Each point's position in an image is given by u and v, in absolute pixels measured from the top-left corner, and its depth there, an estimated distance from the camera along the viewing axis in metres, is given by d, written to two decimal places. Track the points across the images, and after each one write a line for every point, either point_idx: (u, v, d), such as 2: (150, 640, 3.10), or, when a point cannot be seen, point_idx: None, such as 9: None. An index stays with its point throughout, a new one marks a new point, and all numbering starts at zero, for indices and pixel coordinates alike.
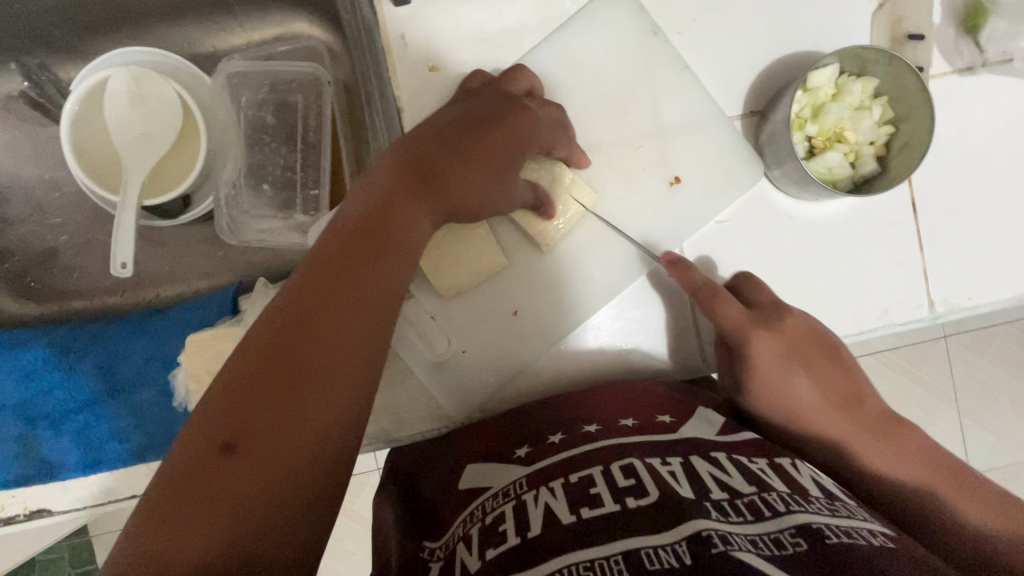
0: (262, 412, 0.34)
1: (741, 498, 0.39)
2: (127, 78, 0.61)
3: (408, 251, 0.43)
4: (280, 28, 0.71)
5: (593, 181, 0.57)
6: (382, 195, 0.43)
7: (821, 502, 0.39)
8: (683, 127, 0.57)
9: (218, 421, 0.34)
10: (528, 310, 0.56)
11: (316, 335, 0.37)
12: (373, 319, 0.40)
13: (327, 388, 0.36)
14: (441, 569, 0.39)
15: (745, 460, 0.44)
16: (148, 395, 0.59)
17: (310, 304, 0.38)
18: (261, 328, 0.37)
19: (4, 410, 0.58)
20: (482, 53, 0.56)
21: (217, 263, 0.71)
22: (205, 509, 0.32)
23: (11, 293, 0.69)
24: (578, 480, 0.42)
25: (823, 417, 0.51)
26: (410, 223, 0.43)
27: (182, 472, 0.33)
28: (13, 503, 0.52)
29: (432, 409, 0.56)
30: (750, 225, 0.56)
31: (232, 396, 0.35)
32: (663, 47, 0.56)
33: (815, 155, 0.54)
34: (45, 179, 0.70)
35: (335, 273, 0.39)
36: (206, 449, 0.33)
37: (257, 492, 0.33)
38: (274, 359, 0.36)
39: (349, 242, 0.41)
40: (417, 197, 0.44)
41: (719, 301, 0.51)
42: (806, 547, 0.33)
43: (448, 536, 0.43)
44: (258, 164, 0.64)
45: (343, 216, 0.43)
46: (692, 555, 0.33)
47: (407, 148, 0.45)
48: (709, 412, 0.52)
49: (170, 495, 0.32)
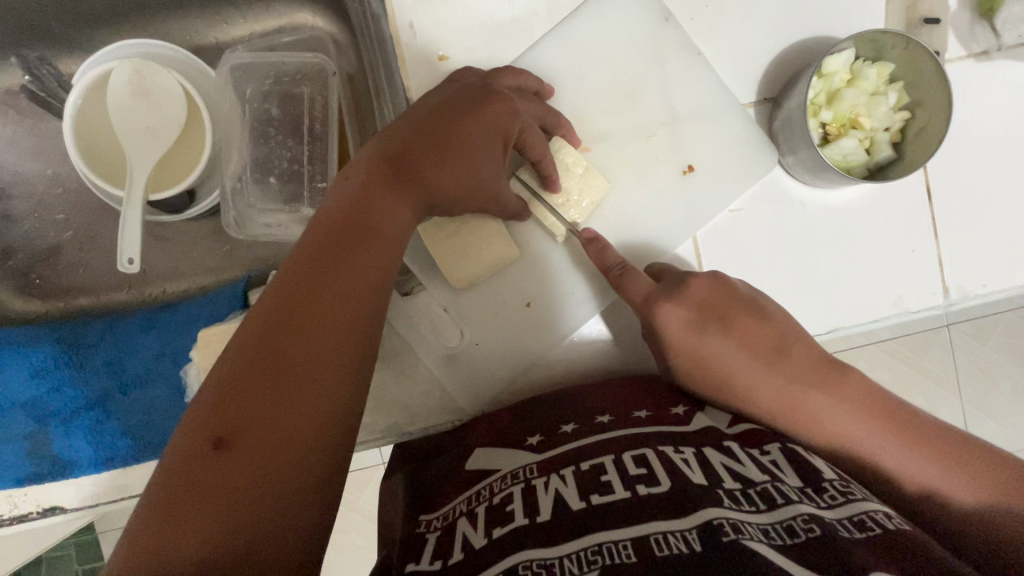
0: (250, 401, 0.34)
1: (754, 488, 0.39)
2: (130, 71, 0.59)
3: (389, 244, 0.44)
4: (283, 19, 0.70)
5: (606, 170, 0.56)
6: (360, 189, 0.44)
7: (834, 488, 0.40)
8: (695, 114, 0.56)
9: (209, 416, 0.34)
10: (542, 301, 0.56)
11: (300, 324, 0.38)
12: (357, 308, 0.40)
13: (315, 375, 0.37)
14: (441, 539, 0.40)
15: (758, 452, 0.45)
16: (158, 391, 0.59)
17: (293, 296, 0.39)
18: (249, 326, 0.38)
19: (15, 406, 0.57)
20: (491, 41, 0.55)
21: (223, 258, 0.70)
22: (203, 503, 0.31)
23: (16, 290, 0.68)
24: (590, 467, 0.42)
25: (731, 357, 0.53)
26: (389, 214, 0.44)
27: (177, 467, 0.32)
28: (25, 501, 0.53)
29: (444, 403, 0.55)
30: (764, 212, 0.55)
31: (222, 391, 0.35)
32: (675, 34, 0.56)
33: (830, 141, 0.53)
34: (48, 174, 0.69)
35: (318, 264, 0.40)
36: (200, 442, 0.33)
37: (252, 481, 0.33)
38: (259, 352, 0.36)
39: (330, 238, 0.42)
40: (395, 188, 0.45)
41: (628, 277, 0.52)
42: (818, 533, 0.33)
43: (446, 509, 0.44)
44: (263, 157, 0.63)
45: (323, 213, 0.44)
46: (702, 541, 0.33)
47: (379, 149, 0.46)
48: (716, 412, 0.52)
49: (163, 493, 0.32)
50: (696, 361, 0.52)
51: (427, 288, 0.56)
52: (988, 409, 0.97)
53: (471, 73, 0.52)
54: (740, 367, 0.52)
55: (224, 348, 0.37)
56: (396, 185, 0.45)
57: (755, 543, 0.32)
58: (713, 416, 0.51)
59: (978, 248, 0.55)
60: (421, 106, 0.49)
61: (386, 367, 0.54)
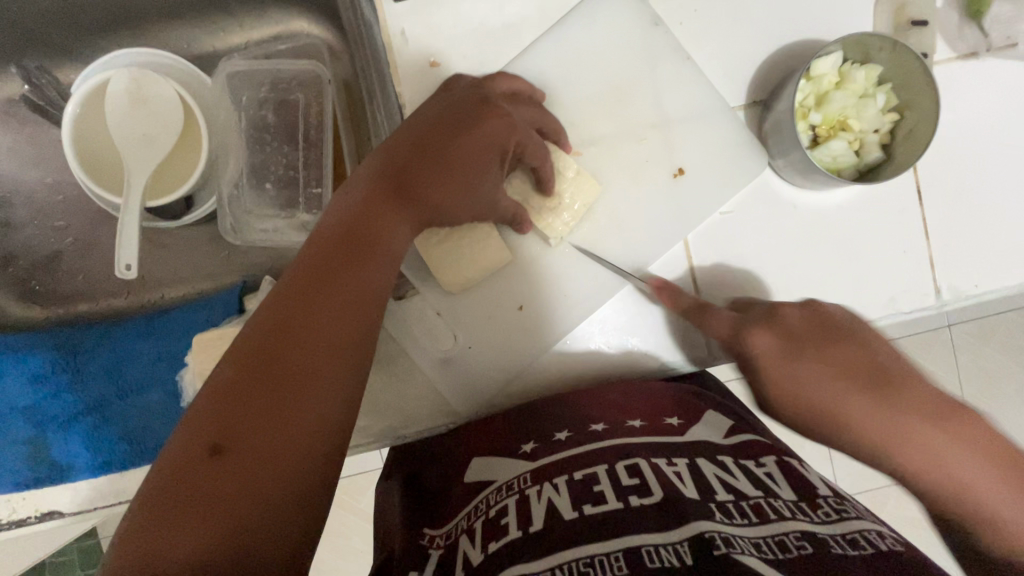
0: (245, 413, 0.35)
1: (747, 501, 0.39)
2: (127, 79, 0.61)
3: (388, 256, 0.45)
4: (279, 27, 0.70)
5: (598, 172, 0.56)
6: (360, 204, 0.45)
7: (828, 506, 0.39)
8: (686, 118, 0.56)
9: (203, 426, 0.34)
10: (534, 304, 0.56)
11: (297, 337, 0.38)
12: (354, 323, 0.41)
13: (312, 387, 0.37)
14: (442, 559, 0.40)
15: (752, 464, 0.44)
16: (157, 395, 0.59)
17: (291, 310, 0.39)
18: (246, 338, 0.38)
19: (15, 411, 0.58)
20: (482, 47, 0.56)
21: (221, 264, 0.71)
22: (194, 511, 0.32)
23: (16, 297, 0.69)
24: (583, 478, 0.43)
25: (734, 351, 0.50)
26: (389, 229, 0.45)
27: (170, 476, 0.33)
28: (24, 505, 0.52)
29: (439, 406, 0.56)
30: (754, 215, 0.56)
31: (217, 402, 0.35)
32: (665, 38, 0.56)
33: (819, 144, 0.54)
34: (48, 182, 0.70)
35: (317, 279, 0.41)
36: (193, 452, 0.34)
37: (242, 492, 0.33)
38: (259, 362, 0.37)
39: (330, 248, 0.43)
40: (395, 203, 0.46)
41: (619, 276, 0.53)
42: (810, 550, 0.33)
43: (450, 527, 0.44)
44: (260, 163, 0.64)
45: (323, 227, 0.44)
46: (692, 555, 0.33)
47: (381, 160, 0.47)
48: (718, 417, 0.52)
49: (156, 499, 0.32)
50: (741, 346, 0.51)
51: (421, 292, 0.56)
52: (987, 409, 0.96)
53: (461, 78, 0.52)
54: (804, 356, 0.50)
55: (220, 359, 0.38)
56: (397, 198, 0.46)
57: (746, 557, 0.32)
58: (713, 423, 0.50)
59: (968, 248, 0.55)
60: (420, 118, 0.49)
61: (379, 372, 0.55)
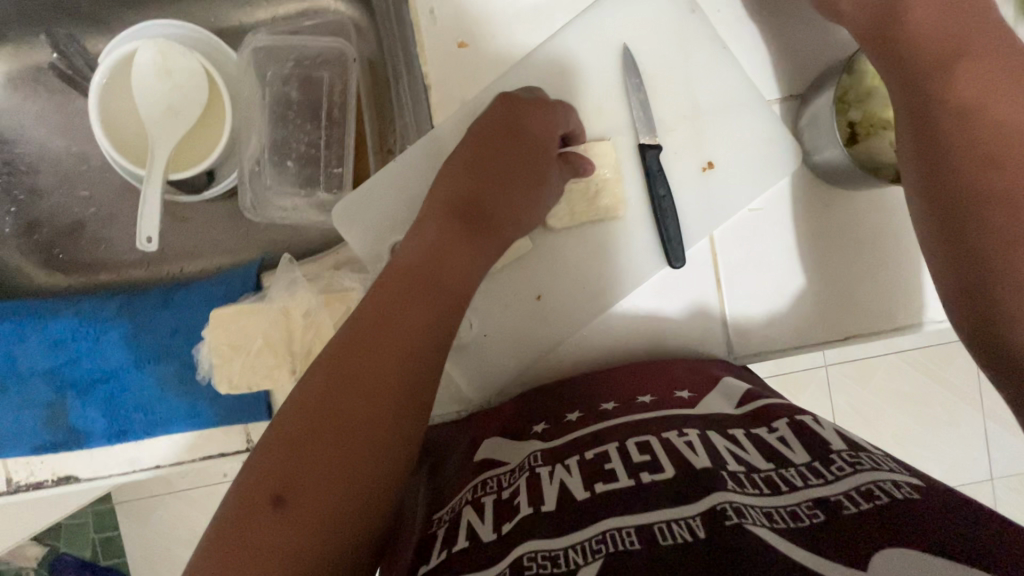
0: (308, 463, 0.37)
1: (759, 474, 0.37)
2: (154, 51, 0.60)
3: (452, 298, 0.47)
4: (307, 3, 0.70)
5: (624, 162, 0.54)
6: (425, 245, 0.48)
7: (842, 459, 0.37)
8: (718, 109, 0.54)
9: (272, 473, 0.37)
10: (553, 294, 0.55)
11: (362, 386, 0.40)
12: (416, 368, 0.42)
13: (372, 437, 0.39)
14: (449, 533, 0.38)
15: (763, 431, 0.41)
16: (172, 367, 0.58)
17: (355, 359, 0.41)
18: (314, 384, 0.41)
19: (36, 374, 0.59)
20: (511, 28, 0.55)
21: (240, 240, 0.71)
22: (256, 557, 0.34)
23: (41, 264, 0.70)
24: (594, 456, 0.42)
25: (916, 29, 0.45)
26: (454, 269, 0.48)
27: (239, 518, 0.36)
28: (42, 469, 0.56)
29: (452, 393, 0.56)
30: (787, 213, 0.54)
31: (286, 448, 0.38)
32: (701, 26, 0.54)
33: (857, 141, 0.51)
34: (73, 152, 0.70)
35: (380, 325, 0.43)
36: (260, 498, 0.36)
37: (295, 543, 0.35)
38: (323, 409, 0.39)
39: (396, 291, 0.45)
40: (455, 245, 0.49)
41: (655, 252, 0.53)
42: (823, 518, 0.32)
43: (454, 502, 0.43)
44: (282, 141, 0.63)
45: (391, 266, 0.47)
46: (706, 528, 0.32)
47: (441, 206, 0.51)
48: (733, 382, 0.49)
49: (223, 544, 0.35)
50: (955, 151, 0.42)
51: None
52: None
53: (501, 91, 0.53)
54: (971, 159, 0.42)
55: (290, 403, 0.40)
56: (460, 244, 0.49)
57: (759, 528, 0.32)
58: (728, 389, 0.48)
59: None
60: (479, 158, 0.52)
61: None
